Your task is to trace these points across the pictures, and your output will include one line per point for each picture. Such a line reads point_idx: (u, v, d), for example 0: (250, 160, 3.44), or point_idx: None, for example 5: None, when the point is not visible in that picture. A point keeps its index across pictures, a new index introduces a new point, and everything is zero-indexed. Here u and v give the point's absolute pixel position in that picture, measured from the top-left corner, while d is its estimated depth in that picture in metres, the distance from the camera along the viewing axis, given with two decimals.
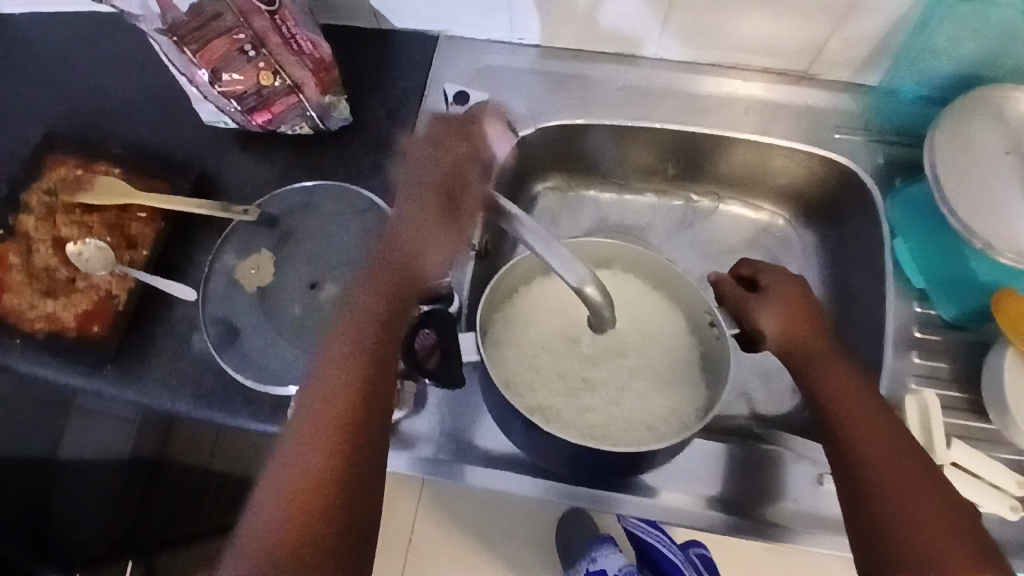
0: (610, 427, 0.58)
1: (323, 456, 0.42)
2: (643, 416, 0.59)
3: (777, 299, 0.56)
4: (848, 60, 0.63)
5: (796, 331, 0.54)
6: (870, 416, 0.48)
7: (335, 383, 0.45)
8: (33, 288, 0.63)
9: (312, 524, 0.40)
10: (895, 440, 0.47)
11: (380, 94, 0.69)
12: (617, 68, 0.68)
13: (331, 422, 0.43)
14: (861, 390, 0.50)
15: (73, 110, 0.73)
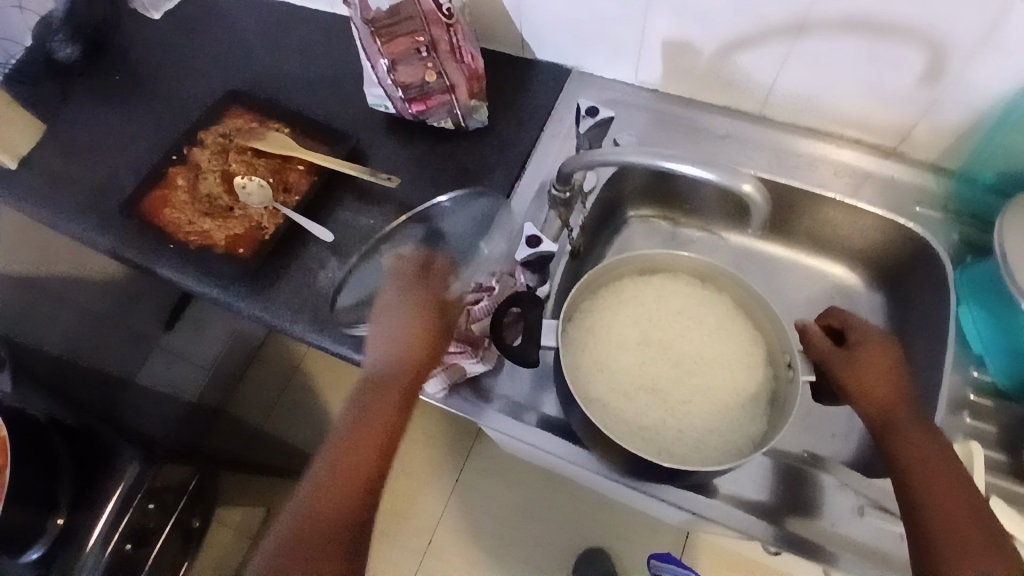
0: (660, 435, 0.59)
1: (332, 508, 0.53)
2: (696, 436, 0.59)
3: (867, 361, 0.56)
4: (934, 144, 0.70)
5: (882, 396, 0.54)
6: (935, 465, 0.51)
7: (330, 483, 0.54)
8: (195, 208, 0.77)
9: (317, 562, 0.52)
10: (959, 488, 0.50)
11: (514, 106, 0.80)
12: (723, 120, 0.78)
13: (340, 484, 0.54)
14: (911, 418, 0.54)
15: (258, 77, 0.88)
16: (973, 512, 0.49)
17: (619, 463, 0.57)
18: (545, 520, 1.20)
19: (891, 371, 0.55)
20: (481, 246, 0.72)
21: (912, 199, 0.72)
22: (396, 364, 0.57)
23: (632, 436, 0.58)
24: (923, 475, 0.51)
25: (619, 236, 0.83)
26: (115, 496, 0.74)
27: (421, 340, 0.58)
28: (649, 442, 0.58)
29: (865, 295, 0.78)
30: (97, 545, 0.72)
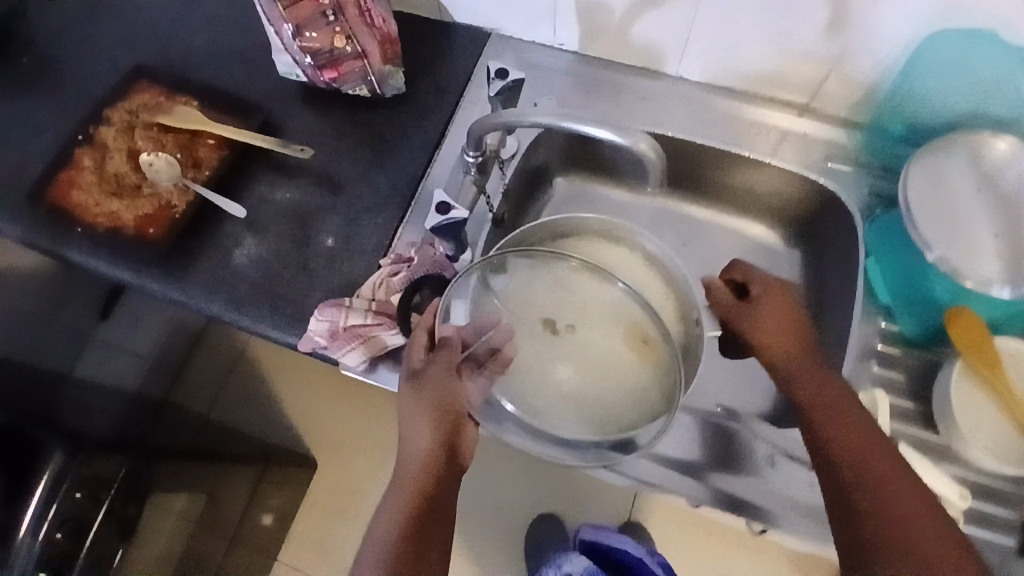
0: (599, 411, 0.57)
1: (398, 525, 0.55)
2: (623, 411, 0.57)
3: (765, 309, 0.60)
4: (844, 98, 0.71)
5: (777, 340, 0.58)
6: (839, 399, 0.55)
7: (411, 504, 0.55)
8: (102, 188, 0.73)
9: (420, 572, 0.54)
10: (857, 419, 0.54)
11: (433, 73, 0.78)
12: (642, 81, 0.77)
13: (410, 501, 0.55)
14: (808, 361, 0.57)
15: (162, 47, 0.83)
16: (882, 444, 0.53)
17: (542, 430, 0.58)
18: (499, 488, 1.22)
19: (790, 316, 0.59)
20: (402, 219, 0.71)
21: (824, 154, 0.73)
22: (417, 444, 0.56)
23: (566, 423, 0.57)
24: (824, 417, 0.54)
25: (546, 202, 0.83)
26: (41, 487, 0.72)
27: (441, 418, 0.56)
28: (583, 426, 0.57)
29: (785, 252, 0.80)
30: (30, 534, 0.70)
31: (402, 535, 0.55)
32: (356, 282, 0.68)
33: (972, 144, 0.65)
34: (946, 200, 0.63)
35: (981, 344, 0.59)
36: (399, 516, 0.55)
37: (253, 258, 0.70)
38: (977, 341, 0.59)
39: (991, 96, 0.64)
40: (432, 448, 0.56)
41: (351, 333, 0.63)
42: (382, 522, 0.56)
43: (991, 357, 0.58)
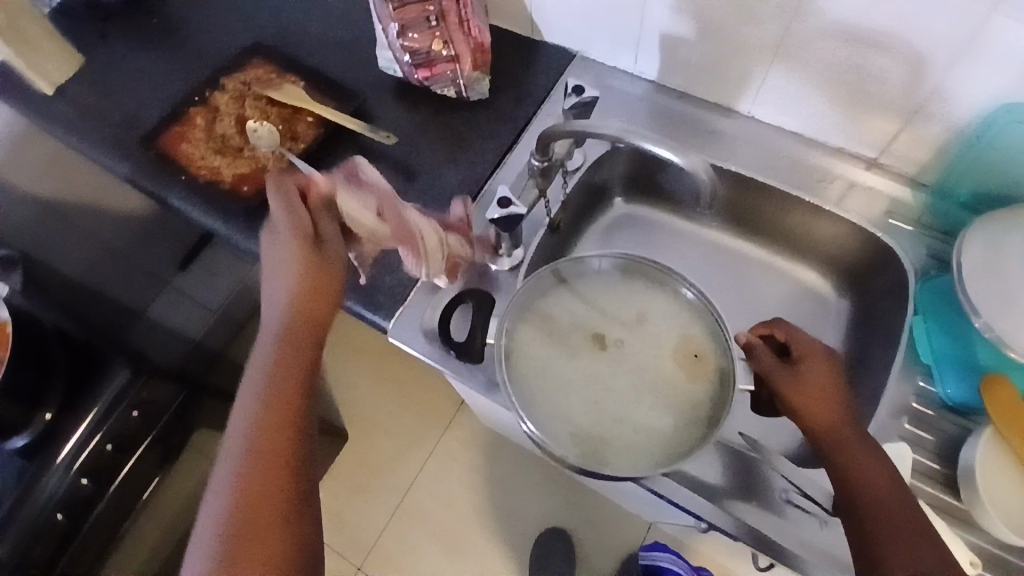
0: (605, 434, 0.60)
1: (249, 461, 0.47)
2: (629, 441, 0.60)
3: (812, 376, 0.56)
4: (912, 158, 0.72)
5: (830, 418, 0.54)
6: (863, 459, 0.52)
7: (255, 437, 0.47)
8: (209, 145, 0.81)
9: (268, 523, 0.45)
10: (881, 478, 0.51)
11: (516, 84, 0.84)
12: (712, 116, 0.81)
13: (266, 431, 0.48)
14: (832, 397, 0.55)
15: (280, 32, 0.92)
16: (899, 492, 0.51)
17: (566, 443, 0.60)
18: (513, 494, 1.24)
19: (835, 386, 0.56)
20: (465, 210, 0.77)
21: (885, 210, 0.74)
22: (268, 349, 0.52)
23: (563, 439, 0.60)
24: (850, 475, 0.52)
25: (603, 217, 0.87)
26: (101, 400, 0.82)
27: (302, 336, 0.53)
28: (582, 445, 0.60)
29: (832, 301, 0.81)
30: (64, 463, 0.78)
31: (249, 498, 0.45)
32: None
33: None
34: (1002, 270, 0.63)
35: (1016, 417, 0.58)
36: (252, 446, 0.47)
37: None
38: (1012, 416, 0.59)
39: None
40: (290, 348, 0.52)
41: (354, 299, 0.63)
42: (227, 463, 0.47)
43: None
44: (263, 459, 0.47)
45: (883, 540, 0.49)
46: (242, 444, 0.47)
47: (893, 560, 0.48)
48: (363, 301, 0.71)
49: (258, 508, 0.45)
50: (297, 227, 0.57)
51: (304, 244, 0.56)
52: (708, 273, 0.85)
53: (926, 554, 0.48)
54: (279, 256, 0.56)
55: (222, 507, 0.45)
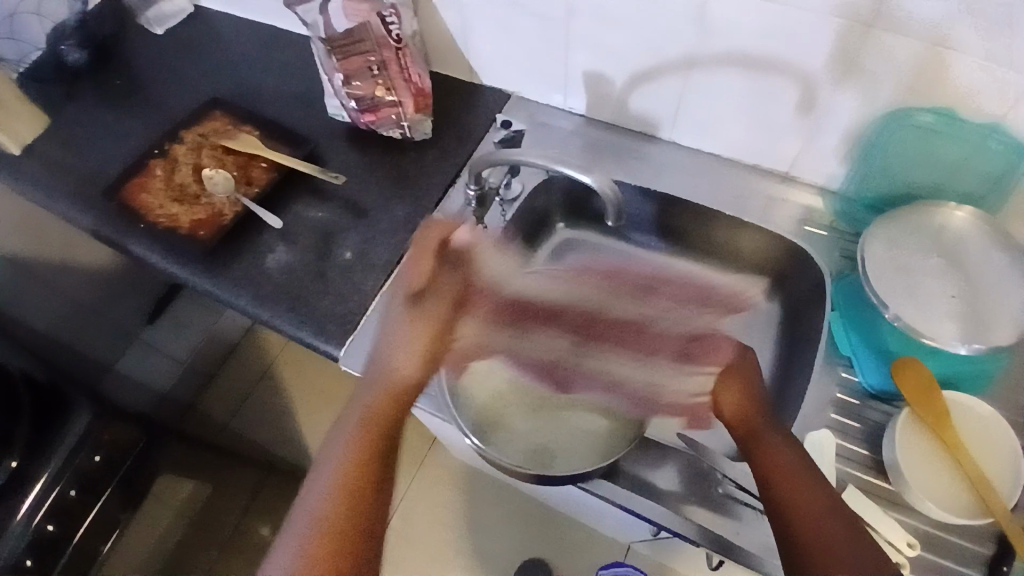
0: (546, 451, 0.75)
1: (332, 500, 0.55)
2: (565, 451, 0.74)
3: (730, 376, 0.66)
4: (819, 170, 0.79)
5: (742, 413, 0.63)
6: (782, 466, 0.56)
7: (345, 479, 0.56)
8: (166, 194, 0.85)
9: (339, 548, 0.53)
10: (808, 486, 0.55)
11: (457, 124, 0.91)
12: (638, 144, 0.87)
13: (348, 474, 0.56)
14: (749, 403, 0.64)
15: (237, 88, 0.98)
16: (817, 489, 0.54)
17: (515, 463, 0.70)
18: (484, 527, 1.23)
19: (745, 388, 0.65)
20: (411, 241, 0.81)
21: (800, 219, 0.80)
22: (366, 399, 0.62)
23: (515, 452, 0.75)
24: (773, 483, 0.56)
25: (547, 241, 0.92)
26: (65, 441, 0.82)
27: (390, 389, 0.63)
28: (528, 459, 0.74)
29: (764, 308, 0.85)
30: (26, 515, 0.78)
31: (327, 527, 0.54)
32: (364, 292, 0.77)
33: (935, 218, 0.70)
34: (903, 263, 0.68)
35: (929, 399, 0.60)
36: (335, 488, 0.55)
37: (281, 263, 0.80)
38: (923, 395, 0.61)
39: (954, 174, 0.71)
40: (375, 414, 0.60)
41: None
42: (310, 501, 0.56)
43: (939, 411, 0.60)
44: (343, 497, 0.55)
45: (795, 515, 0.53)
46: (328, 485, 0.56)
47: (804, 536, 0.52)
48: (316, 331, 0.75)
49: (332, 540, 0.53)
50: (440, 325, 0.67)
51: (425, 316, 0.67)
52: None
53: (834, 525, 0.52)
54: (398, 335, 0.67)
55: (311, 525, 0.54)
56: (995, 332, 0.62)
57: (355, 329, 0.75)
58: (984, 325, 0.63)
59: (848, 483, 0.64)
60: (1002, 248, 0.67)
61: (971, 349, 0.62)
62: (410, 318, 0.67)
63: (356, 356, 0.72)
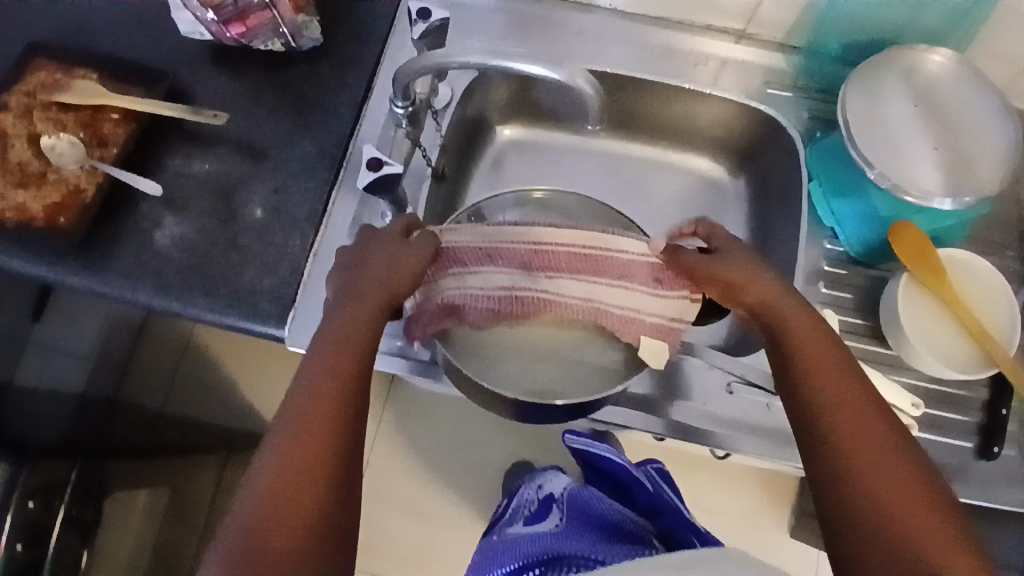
0: (553, 375, 0.56)
1: (315, 411, 0.46)
2: (579, 369, 0.56)
3: (729, 261, 0.53)
4: (780, 20, 0.70)
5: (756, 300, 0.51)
6: (804, 328, 0.49)
7: (323, 389, 0.46)
8: (7, 179, 0.65)
9: (307, 471, 0.44)
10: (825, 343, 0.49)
11: (351, 23, 0.73)
12: (573, 15, 0.74)
13: (334, 384, 0.47)
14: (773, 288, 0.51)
15: (51, 15, 0.75)
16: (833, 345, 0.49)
17: (516, 392, 0.55)
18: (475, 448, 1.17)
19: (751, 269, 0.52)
20: (333, 181, 0.67)
21: (763, 80, 0.72)
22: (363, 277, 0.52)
23: (512, 381, 0.55)
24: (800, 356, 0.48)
25: (486, 148, 0.80)
26: None
27: (390, 274, 0.52)
28: (531, 387, 0.55)
29: (731, 183, 0.79)
30: None
31: (309, 448, 0.44)
32: (293, 255, 0.64)
33: (908, 62, 0.65)
34: (881, 118, 0.63)
35: (925, 258, 0.58)
36: (315, 400, 0.46)
37: (176, 238, 0.65)
38: (921, 255, 0.58)
39: (924, 10, 0.65)
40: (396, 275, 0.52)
41: (483, 257, 0.56)
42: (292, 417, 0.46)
43: (936, 269, 0.58)
44: (321, 403, 0.46)
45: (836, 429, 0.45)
46: (307, 394, 0.46)
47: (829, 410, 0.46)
48: (246, 313, 0.62)
49: (313, 456, 0.44)
50: (393, 268, 0.52)
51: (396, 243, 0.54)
52: (605, 184, 0.80)
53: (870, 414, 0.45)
54: (361, 257, 0.53)
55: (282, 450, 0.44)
56: (983, 178, 0.59)
57: (294, 300, 0.63)
58: (970, 173, 0.60)
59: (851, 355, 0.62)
60: (981, 87, 0.63)
61: (957, 204, 0.58)
62: (387, 248, 0.53)
63: (306, 332, 0.62)
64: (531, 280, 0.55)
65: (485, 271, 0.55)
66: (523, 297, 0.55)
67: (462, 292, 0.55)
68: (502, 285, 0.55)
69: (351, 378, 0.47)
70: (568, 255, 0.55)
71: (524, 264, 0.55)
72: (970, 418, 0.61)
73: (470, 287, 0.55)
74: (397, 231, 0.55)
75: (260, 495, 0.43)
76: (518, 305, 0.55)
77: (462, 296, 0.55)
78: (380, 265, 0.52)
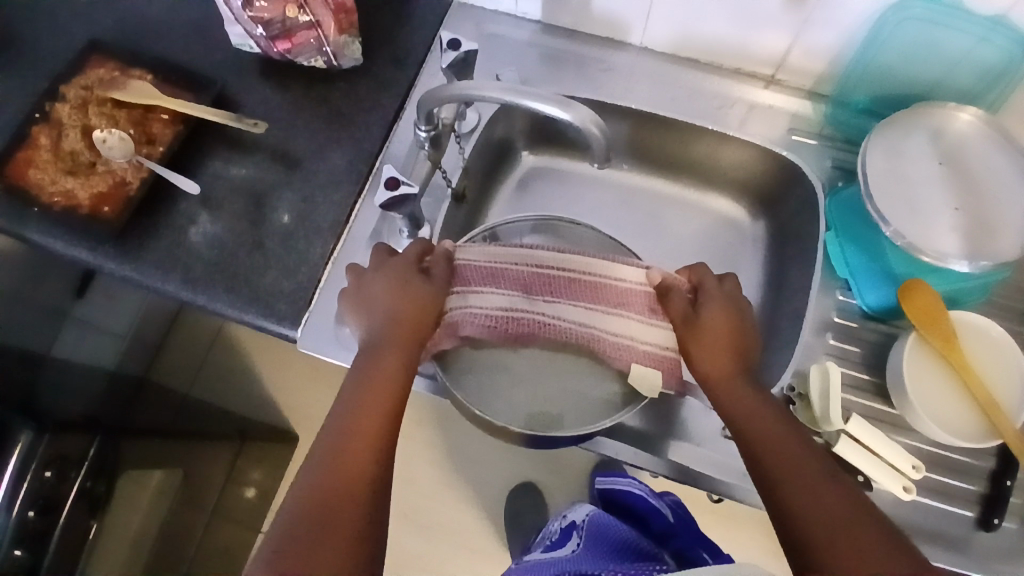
0: (556, 406, 0.60)
1: (362, 420, 0.48)
2: (578, 401, 0.60)
3: (711, 319, 0.54)
4: (808, 70, 0.70)
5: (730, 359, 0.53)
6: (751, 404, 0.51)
7: (371, 399, 0.49)
8: (58, 167, 0.70)
9: (354, 473, 0.46)
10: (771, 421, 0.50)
11: (390, 44, 0.77)
12: (604, 51, 0.76)
13: (380, 394, 0.49)
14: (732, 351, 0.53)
15: (118, 19, 0.80)
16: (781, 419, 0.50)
17: (521, 421, 0.60)
18: (478, 463, 1.18)
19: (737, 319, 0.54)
20: (358, 194, 0.70)
21: (788, 127, 0.73)
22: (390, 294, 0.54)
23: (518, 409, 0.60)
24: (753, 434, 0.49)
25: (511, 173, 0.82)
26: (14, 460, 0.68)
27: (405, 296, 0.54)
28: (536, 417, 0.60)
29: (749, 226, 0.79)
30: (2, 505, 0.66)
31: (355, 450, 0.47)
32: (312, 261, 0.67)
33: (935, 119, 0.64)
34: (901, 175, 0.62)
35: (936, 321, 0.57)
36: (360, 408, 0.49)
37: (207, 236, 0.69)
38: (932, 319, 0.58)
39: (959, 69, 0.65)
40: (419, 295, 0.54)
41: (487, 279, 0.57)
42: (337, 425, 0.48)
43: (947, 333, 0.57)
44: (369, 411, 0.49)
45: (785, 480, 0.46)
46: (353, 403, 0.49)
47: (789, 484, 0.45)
48: (264, 313, 0.65)
49: (360, 459, 0.46)
50: (405, 292, 0.54)
51: (407, 270, 0.56)
52: (624, 216, 0.81)
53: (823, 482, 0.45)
54: (377, 283, 0.55)
55: (329, 454, 0.46)
56: (1001, 245, 0.58)
57: (310, 305, 0.66)
58: (991, 237, 0.59)
59: (853, 412, 0.61)
60: (1009, 151, 0.62)
61: (974, 267, 0.57)
62: (398, 274, 0.55)
63: (317, 337, 0.64)
64: (531, 303, 0.57)
65: (488, 290, 0.56)
66: (523, 317, 0.57)
67: (462, 310, 0.56)
68: (502, 306, 0.56)
69: (396, 390, 0.50)
70: (568, 280, 0.58)
71: (525, 287, 0.57)
72: (974, 488, 0.59)
73: (471, 305, 0.56)
74: (410, 257, 0.57)
75: (307, 496, 0.45)
76: (516, 329, 0.56)
77: (462, 314, 0.56)
78: (394, 288, 0.55)
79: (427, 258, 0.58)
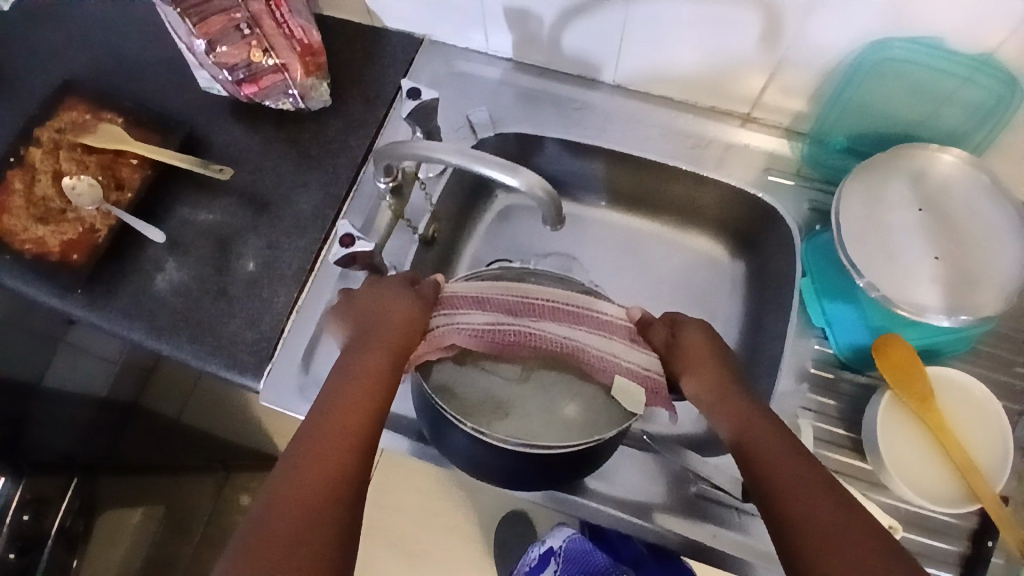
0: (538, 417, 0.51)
1: (343, 415, 0.45)
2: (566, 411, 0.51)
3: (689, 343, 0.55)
4: (784, 108, 0.68)
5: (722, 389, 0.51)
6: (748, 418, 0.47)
7: (354, 395, 0.46)
8: (30, 213, 0.69)
9: (332, 465, 0.42)
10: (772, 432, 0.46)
11: (360, 84, 0.76)
12: (577, 89, 0.74)
13: (363, 389, 0.47)
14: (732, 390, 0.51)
15: (93, 60, 0.80)
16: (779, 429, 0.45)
17: (498, 431, 0.50)
18: (465, 490, 1.17)
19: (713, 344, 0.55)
20: (324, 240, 0.70)
21: (765, 167, 0.70)
22: (379, 303, 0.54)
23: (496, 421, 0.51)
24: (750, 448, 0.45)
25: (484, 210, 0.81)
26: None
27: (394, 303, 0.54)
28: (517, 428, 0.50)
29: (728, 263, 0.77)
30: None
31: (336, 443, 0.43)
32: (277, 310, 0.67)
33: (917, 162, 0.62)
34: (879, 222, 0.60)
35: (912, 377, 0.55)
36: (342, 404, 0.46)
37: (173, 283, 0.68)
38: (909, 374, 0.55)
39: (942, 108, 0.62)
40: (409, 302, 0.54)
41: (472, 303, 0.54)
42: (318, 420, 0.45)
43: (922, 394, 0.55)
44: (352, 406, 0.46)
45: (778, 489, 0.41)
46: (335, 400, 0.46)
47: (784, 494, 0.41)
48: (227, 364, 0.64)
49: (339, 453, 0.43)
50: (391, 302, 0.54)
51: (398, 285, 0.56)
52: (601, 253, 0.80)
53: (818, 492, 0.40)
54: (368, 297, 0.55)
55: (305, 449, 0.43)
56: (982, 300, 0.56)
57: (273, 356, 0.65)
58: (971, 290, 0.56)
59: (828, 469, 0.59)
60: (994, 196, 0.60)
61: (954, 322, 0.55)
62: (392, 287, 0.56)
63: (279, 389, 0.64)
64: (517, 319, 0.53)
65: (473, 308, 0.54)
66: (507, 330, 0.53)
67: (447, 326, 0.53)
68: (487, 321, 0.53)
69: (382, 386, 0.48)
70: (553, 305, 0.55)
71: (510, 309, 0.54)
72: (953, 548, 0.57)
73: (457, 321, 0.53)
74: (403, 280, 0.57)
75: (280, 491, 0.40)
76: (501, 341, 0.52)
77: (447, 330, 0.53)
78: (383, 300, 0.54)
79: (417, 284, 0.58)
